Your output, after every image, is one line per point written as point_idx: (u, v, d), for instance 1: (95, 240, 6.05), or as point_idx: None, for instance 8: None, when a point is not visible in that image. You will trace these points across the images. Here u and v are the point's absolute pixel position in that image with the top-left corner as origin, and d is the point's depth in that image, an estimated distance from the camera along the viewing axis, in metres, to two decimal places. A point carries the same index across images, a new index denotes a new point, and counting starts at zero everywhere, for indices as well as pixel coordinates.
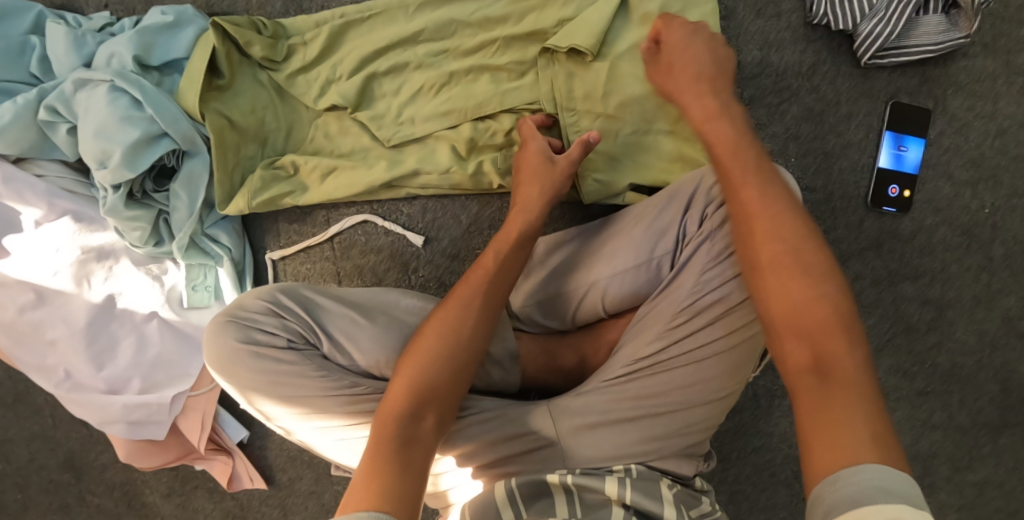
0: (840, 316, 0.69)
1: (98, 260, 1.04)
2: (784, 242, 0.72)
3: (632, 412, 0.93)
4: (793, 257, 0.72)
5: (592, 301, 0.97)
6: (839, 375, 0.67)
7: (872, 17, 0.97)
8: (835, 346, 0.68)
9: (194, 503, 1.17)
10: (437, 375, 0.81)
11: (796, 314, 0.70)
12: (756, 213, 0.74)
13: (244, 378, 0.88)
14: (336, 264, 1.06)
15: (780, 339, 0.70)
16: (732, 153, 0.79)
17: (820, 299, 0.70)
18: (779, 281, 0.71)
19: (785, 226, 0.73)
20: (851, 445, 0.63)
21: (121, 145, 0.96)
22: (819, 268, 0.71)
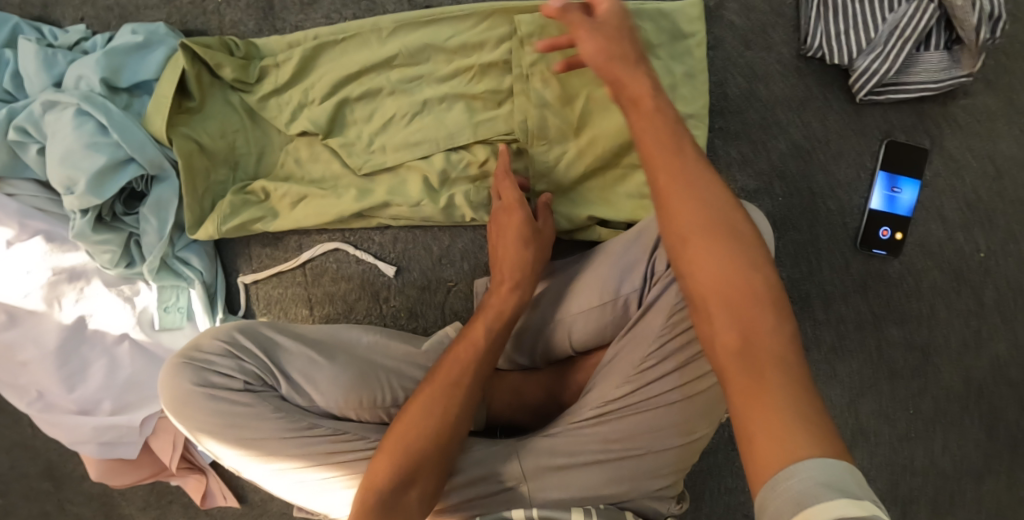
0: (767, 299, 0.67)
1: (69, 281, 1.04)
2: (700, 206, 0.71)
3: (600, 455, 0.92)
4: (709, 224, 0.70)
5: (561, 338, 0.95)
6: (768, 357, 0.65)
7: (869, 52, 0.92)
8: (760, 323, 0.66)
9: (169, 517, 1.18)
10: (421, 452, 0.82)
11: (718, 287, 0.68)
12: (672, 179, 0.72)
13: (208, 428, 0.86)
14: (307, 290, 1.05)
15: (710, 317, 0.68)
16: (662, 131, 0.74)
17: (744, 270, 0.69)
18: (705, 270, 0.68)
19: (694, 185, 0.71)
20: (790, 443, 0.61)
21: (87, 172, 0.94)
22: (738, 239, 0.70)
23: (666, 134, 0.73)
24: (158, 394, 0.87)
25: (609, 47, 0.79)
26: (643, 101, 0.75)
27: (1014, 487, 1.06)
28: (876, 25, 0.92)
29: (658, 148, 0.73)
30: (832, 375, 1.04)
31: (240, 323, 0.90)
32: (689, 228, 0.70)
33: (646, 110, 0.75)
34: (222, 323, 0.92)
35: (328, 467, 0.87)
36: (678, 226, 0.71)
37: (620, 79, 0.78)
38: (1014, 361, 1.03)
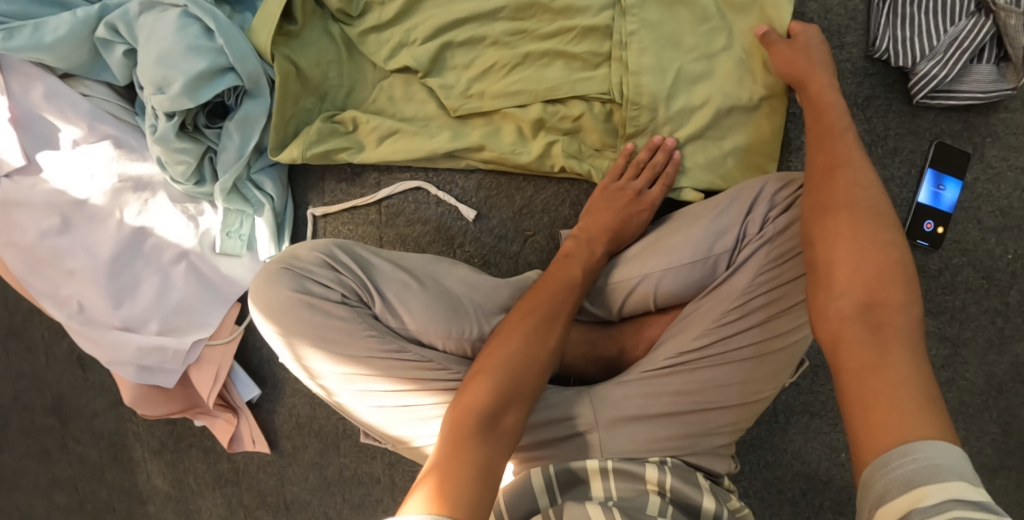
0: (897, 278, 0.73)
1: (134, 191, 1.00)
2: (854, 190, 0.79)
3: (668, 408, 0.94)
4: (858, 204, 0.78)
5: (642, 293, 0.99)
6: (890, 324, 0.71)
7: (931, 58, 1.01)
8: (892, 295, 0.72)
9: (187, 462, 1.12)
10: (515, 378, 0.83)
11: (855, 264, 0.75)
12: (829, 162, 0.83)
13: (302, 336, 0.88)
14: (380, 228, 1.05)
15: (834, 284, 0.75)
16: (823, 125, 0.86)
17: (879, 246, 0.75)
18: (845, 237, 0.77)
19: (852, 170, 0.81)
20: (908, 419, 0.64)
21: (185, 73, 0.93)
22: (886, 227, 0.77)
23: (824, 118, 0.87)
24: (255, 294, 0.89)
25: (788, 59, 0.93)
26: (824, 114, 0.87)
27: (1023, 485, 1.13)
28: (938, 35, 1.01)
29: (820, 141, 0.85)
30: None
31: (338, 241, 0.92)
32: (836, 201, 0.79)
33: (826, 118, 0.87)
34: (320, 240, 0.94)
35: (411, 393, 0.88)
36: (830, 198, 0.80)
37: (805, 84, 0.91)
38: None
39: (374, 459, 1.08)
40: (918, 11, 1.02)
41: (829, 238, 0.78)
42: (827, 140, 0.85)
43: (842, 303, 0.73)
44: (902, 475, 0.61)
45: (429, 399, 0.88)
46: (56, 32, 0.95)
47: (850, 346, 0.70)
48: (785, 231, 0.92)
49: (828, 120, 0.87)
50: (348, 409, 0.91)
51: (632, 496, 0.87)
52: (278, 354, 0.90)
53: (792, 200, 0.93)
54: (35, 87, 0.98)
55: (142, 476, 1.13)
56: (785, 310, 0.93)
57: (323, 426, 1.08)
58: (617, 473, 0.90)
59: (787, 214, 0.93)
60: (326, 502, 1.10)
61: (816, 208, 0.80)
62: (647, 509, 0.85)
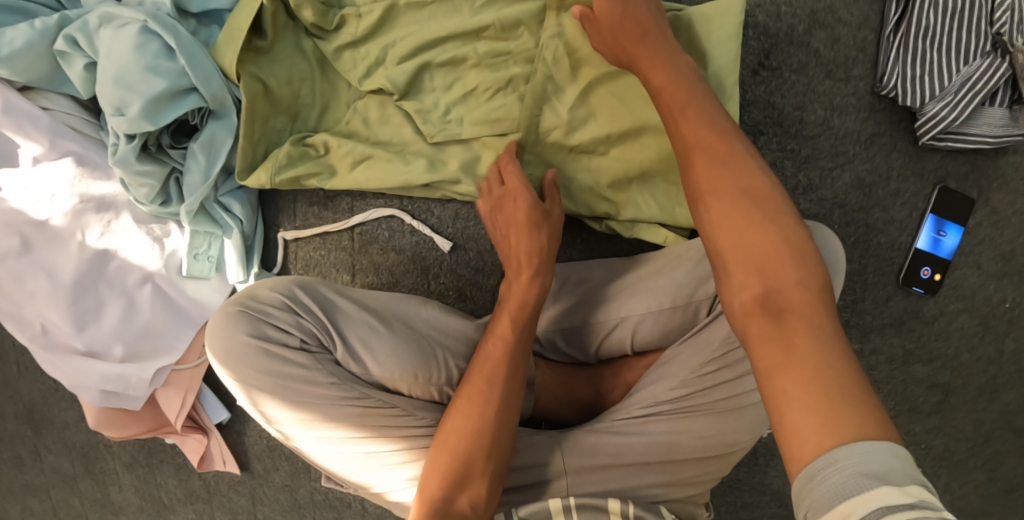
0: (794, 252, 0.66)
1: (96, 212, 0.96)
2: (722, 164, 0.71)
3: (642, 458, 0.90)
4: (730, 179, 0.70)
5: (621, 335, 0.94)
6: (794, 316, 0.63)
7: (940, 99, 0.95)
8: (788, 280, 0.65)
9: (158, 478, 1.11)
10: (468, 454, 0.81)
11: (739, 255, 0.67)
12: (695, 141, 0.73)
13: (260, 383, 0.84)
14: (353, 256, 1.01)
15: (729, 280, 0.67)
16: (675, 84, 0.77)
17: (759, 222, 0.68)
18: (720, 215, 0.69)
19: (717, 134, 0.73)
20: (835, 418, 0.58)
21: (143, 95, 0.88)
22: (767, 202, 0.68)
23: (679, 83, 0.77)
24: (210, 339, 0.86)
25: (617, 30, 0.82)
26: (666, 85, 0.78)
27: None
28: (950, 75, 0.95)
29: (682, 113, 0.75)
30: None
31: (298, 279, 0.89)
32: (707, 182, 0.71)
33: (667, 94, 0.77)
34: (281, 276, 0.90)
35: (373, 440, 0.85)
36: (702, 184, 0.71)
37: (636, 58, 0.81)
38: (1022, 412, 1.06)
39: None
40: (932, 47, 0.95)
41: (712, 234, 0.69)
42: (684, 112, 0.75)
43: (744, 298, 0.66)
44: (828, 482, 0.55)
45: (386, 445, 0.86)
46: (13, 43, 0.90)
47: (761, 347, 0.63)
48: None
49: (692, 86, 0.77)
50: (312, 456, 0.87)
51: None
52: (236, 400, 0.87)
53: None
54: None
55: (114, 487, 1.12)
56: None
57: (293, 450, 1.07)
58: (581, 508, 0.85)
59: None
60: None
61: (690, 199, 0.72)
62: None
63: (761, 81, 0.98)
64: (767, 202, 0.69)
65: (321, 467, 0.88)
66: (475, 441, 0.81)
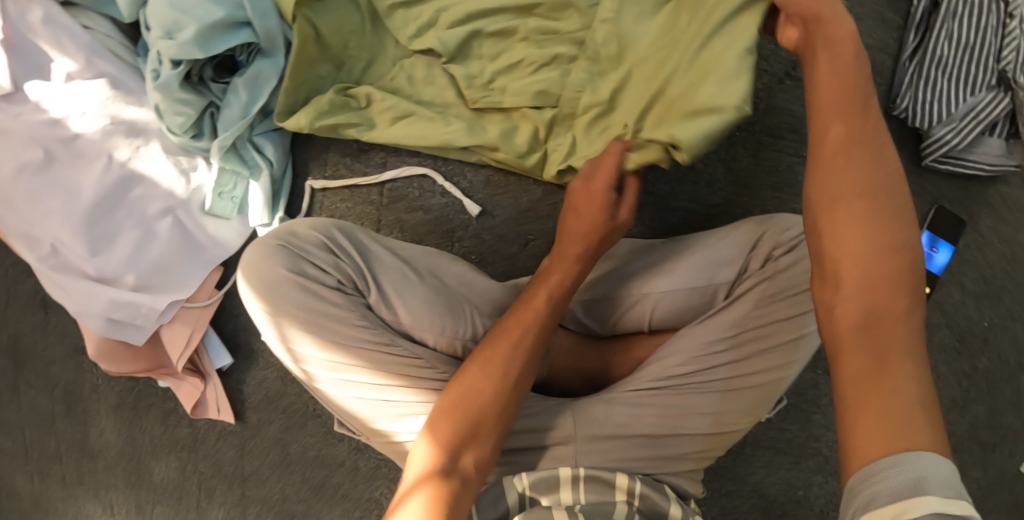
0: (904, 281, 0.65)
1: (126, 135, 0.95)
2: (871, 170, 0.69)
3: (647, 430, 0.92)
4: (864, 195, 0.68)
5: (638, 312, 0.97)
6: (889, 333, 0.63)
7: (946, 124, 1.03)
8: (895, 308, 0.64)
9: (144, 422, 1.08)
10: (500, 400, 0.80)
11: (854, 264, 0.67)
12: (841, 146, 0.71)
13: (291, 317, 0.85)
14: (379, 211, 1.01)
15: (835, 288, 0.67)
16: (842, 89, 0.73)
17: (885, 245, 0.66)
18: (835, 224, 0.69)
19: (867, 149, 0.70)
20: (902, 428, 0.58)
21: (199, 21, 0.87)
22: (900, 225, 0.67)
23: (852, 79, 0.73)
24: (246, 268, 0.86)
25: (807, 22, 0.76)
26: (830, 96, 0.72)
27: None
28: (958, 102, 1.03)
29: (842, 111, 0.72)
30: None
31: (338, 222, 0.90)
32: (843, 186, 0.69)
33: (828, 107, 0.72)
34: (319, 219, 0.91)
35: (398, 390, 0.85)
36: (836, 185, 0.69)
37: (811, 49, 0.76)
38: (989, 426, 1.13)
39: (340, 442, 1.06)
40: (942, 76, 1.03)
41: (834, 243, 0.68)
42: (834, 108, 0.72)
43: (849, 308, 0.66)
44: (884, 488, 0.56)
45: (411, 395, 0.85)
46: None
47: (849, 360, 0.64)
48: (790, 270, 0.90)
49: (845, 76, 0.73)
50: (337, 402, 0.87)
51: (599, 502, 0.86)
52: (263, 334, 0.87)
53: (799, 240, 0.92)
54: (33, 10, 0.92)
55: (94, 430, 1.09)
56: (773, 347, 0.91)
57: (293, 402, 1.06)
58: (587, 478, 0.88)
59: (793, 253, 0.91)
60: (285, 479, 1.07)
61: (817, 204, 0.70)
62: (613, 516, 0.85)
63: None
64: (907, 234, 0.67)
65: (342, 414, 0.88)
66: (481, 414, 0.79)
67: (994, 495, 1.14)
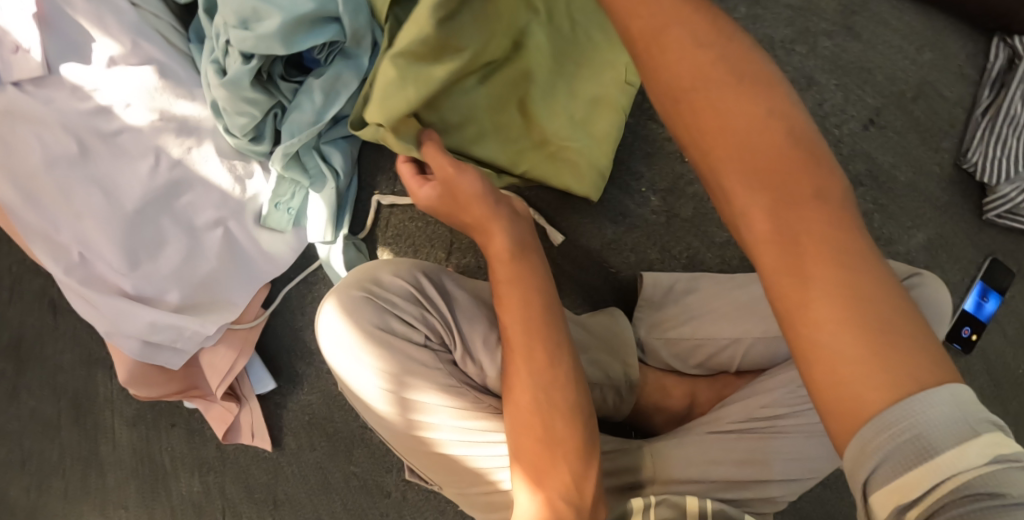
0: (821, 183, 0.51)
1: (176, 134, 0.83)
2: (692, 60, 0.54)
3: (728, 473, 0.84)
4: (756, 93, 0.53)
5: (730, 355, 0.88)
6: (840, 280, 0.49)
7: (1012, 182, 1.04)
8: (816, 213, 0.50)
9: (164, 441, 0.97)
10: (559, 395, 0.68)
11: (769, 166, 0.52)
12: (673, 45, 0.54)
13: (390, 384, 0.74)
14: (453, 233, 0.92)
15: (739, 209, 0.52)
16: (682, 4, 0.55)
17: (759, 130, 0.53)
18: (712, 126, 0.53)
19: (729, 41, 0.55)
20: (891, 377, 0.46)
21: (283, 12, 0.76)
22: (763, 99, 0.53)
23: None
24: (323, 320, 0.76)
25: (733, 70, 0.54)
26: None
27: None
28: None
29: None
30: None
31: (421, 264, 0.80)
32: (702, 92, 0.53)
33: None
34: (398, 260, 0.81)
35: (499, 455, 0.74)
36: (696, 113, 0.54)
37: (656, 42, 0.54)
38: None
39: (391, 470, 0.97)
40: None
41: (718, 165, 0.53)
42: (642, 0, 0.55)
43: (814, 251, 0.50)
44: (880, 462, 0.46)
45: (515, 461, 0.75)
46: None
47: (821, 317, 0.48)
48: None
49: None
50: (439, 471, 0.77)
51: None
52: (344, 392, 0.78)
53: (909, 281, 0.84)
54: None
55: (105, 447, 0.97)
56: None
57: (337, 431, 0.97)
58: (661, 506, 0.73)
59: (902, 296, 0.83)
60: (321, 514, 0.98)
61: (698, 131, 0.53)
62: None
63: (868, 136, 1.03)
64: (773, 122, 0.53)
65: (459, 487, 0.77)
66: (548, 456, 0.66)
67: None
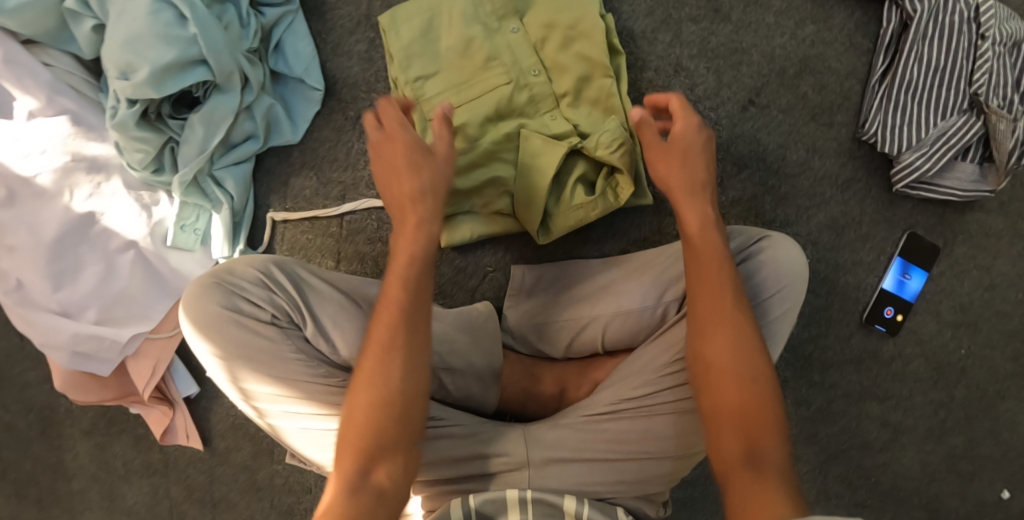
0: (771, 421, 0.76)
1: (87, 171, 0.96)
2: (734, 340, 0.79)
3: (603, 454, 0.91)
4: (751, 367, 0.78)
5: (591, 334, 0.96)
6: (770, 470, 0.73)
7: (917, 150, 0.99)
8: (767, 445, 0.74)
9: (115, 447, 1.11)
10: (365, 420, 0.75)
11: (736, 410, 0.77)
12: (714, 297, 0.81)
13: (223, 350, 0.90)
14: (339, 243, 1.01)
15: (717, 433, 0.77)
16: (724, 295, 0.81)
17: (764, 406, 0.77)
18: (720, 379, 0.78)
19: (735, 324, 0.80)
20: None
21: (152, 62, 0.88)
22: (769, 384, 0.78)
23: (712, 260, 0.82)
24: (187, 306, 0.91)
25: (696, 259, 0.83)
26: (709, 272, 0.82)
27: None
28: (928, 127, 0.99)
29: (699, 273, 0.82)
30: (811, 435, 1.09)
31: (274, 257, 0.95)
32: (724, 353, 0.79)
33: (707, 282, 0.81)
34: (259, 256, 0.96)
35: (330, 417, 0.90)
36: (709, 350, 0.80)
37: (705, 305, 0.81)
38: (966, 456, 1.12)
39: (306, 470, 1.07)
40: (913, 101, 0.99)
41: (712, 394, 0.78)
42: (710, 288, 0.81)
43: (727, 448, 0.75)
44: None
45: None
46: None
47: (759, 501, 0.70)
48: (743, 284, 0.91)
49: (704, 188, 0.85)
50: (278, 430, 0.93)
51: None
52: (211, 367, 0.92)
53: (746, 252, 0.92)
54: None
55: (69, 454, 1.12)
56: None
57: (258, 431, 1.07)
58: (536, 503, 0.86)
59: (744, 266, 0.91)
60: (254, 507, 1.09)
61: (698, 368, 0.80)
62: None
63: (749, 117, 1.01)
64: (766, 400, 0.77)
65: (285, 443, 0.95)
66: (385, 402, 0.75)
67: None
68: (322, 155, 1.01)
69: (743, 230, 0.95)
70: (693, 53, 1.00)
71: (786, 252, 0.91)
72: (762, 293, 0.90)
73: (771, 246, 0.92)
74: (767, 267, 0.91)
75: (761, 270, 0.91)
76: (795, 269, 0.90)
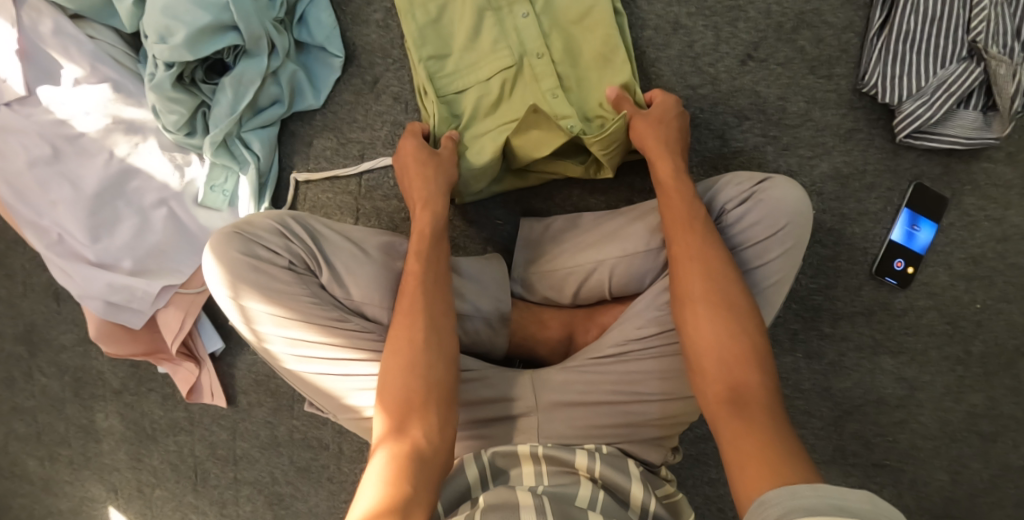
0: (753, 353, 0.78)
1: (125, 133, 1.03)
2: (710, 286, 0.82)
3: (610, 396, 0.91)
4: (731, 302, 0.81)
5: (597, 279, 0.98)
6: (756, 400, 0.74)
7: (917, 99, 1.02)
8: (750, 378, 0.76)
9: (145, 406, 1.15)
10: (398, 386, 0.80)
11: (717, 348, 0.79)
12: (686, 249, 0.84)
13: (239, 298, 0.88)
14: (358, 200, 1.09)
15: (704, 371, 0.78)
16: (695, 237, 0.85)
17: (744, 337, 0.79)
18: (699, 317, 0.81)
19: (709, 260, 0.83)
20: (780, 465, 0.68)
21: (188, 26, 0.95)
22: (749, 317, 0.80)
23: (683, 221, 0.86)
24: (205, 258, 0.89)
25: (675, 211, 0.87)
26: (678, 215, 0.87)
27: None
28: (928, 76, 1.02)
29: (678, 235, 0.86)
30: (825, 389, 1.11)
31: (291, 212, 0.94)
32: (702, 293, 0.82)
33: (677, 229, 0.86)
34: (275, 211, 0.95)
35: (352, 361, 0.88)
36: (687, 294, 0.82)
37: (677, 250, 0.85)
38: (987, 415, 1.09)
39: (325, 426, 1.11)
40: (910, 50, 1.02)
41: (695, 334, 0.80)
42: (684, 239, 0.85)
43: (715, 387, 0.77)
44: (804, 503, 0.61)
45: (374, 369, 0.89)
46: None
47: (751, 435, 0.71)
48: (740, 224, 0.92)
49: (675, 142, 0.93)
50: (296, 379, 0.92)
51: (562, 482, 0.82)
52: (230, 320, 0.91)
53: (749, 194, 0.92)
54: (44, 21, 1.00)
55: (100, 414, 1.16)
56: None
57: (280, 386, 1.11)
58: (547, 459, 0.85)
59: (745, 206, 0.92)
60: (275, 463, 1.12)
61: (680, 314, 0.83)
62: (576, 499, 0.80)
63: (748, 71, 1.06)
64: (750, 332, 0.79)
65: (307, 395, 0.93)
66: (410, 352, 0.81)
67: (996, 489, 1.10)
68: (342, 118, 1.09)
69: (744, 175, 0.95)
70: (692, 11, 1.06)
71: (781, 191, 0.91)
72: (756, 234, 0.91)
73: (771, 187, 0.91)
74: (766, 206, 0.90)
75: (764, 208, 0.91)
76: (795, 206, 0.90)
